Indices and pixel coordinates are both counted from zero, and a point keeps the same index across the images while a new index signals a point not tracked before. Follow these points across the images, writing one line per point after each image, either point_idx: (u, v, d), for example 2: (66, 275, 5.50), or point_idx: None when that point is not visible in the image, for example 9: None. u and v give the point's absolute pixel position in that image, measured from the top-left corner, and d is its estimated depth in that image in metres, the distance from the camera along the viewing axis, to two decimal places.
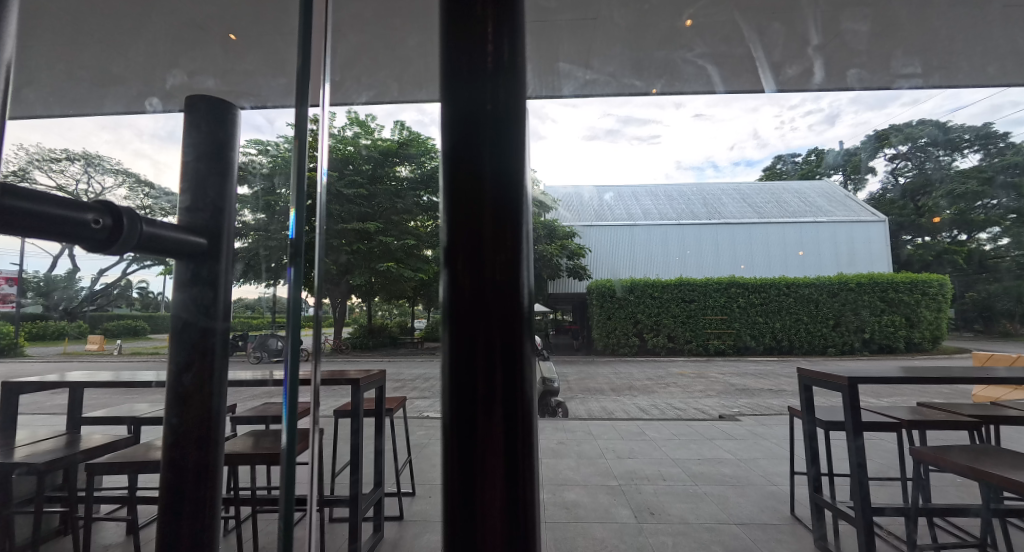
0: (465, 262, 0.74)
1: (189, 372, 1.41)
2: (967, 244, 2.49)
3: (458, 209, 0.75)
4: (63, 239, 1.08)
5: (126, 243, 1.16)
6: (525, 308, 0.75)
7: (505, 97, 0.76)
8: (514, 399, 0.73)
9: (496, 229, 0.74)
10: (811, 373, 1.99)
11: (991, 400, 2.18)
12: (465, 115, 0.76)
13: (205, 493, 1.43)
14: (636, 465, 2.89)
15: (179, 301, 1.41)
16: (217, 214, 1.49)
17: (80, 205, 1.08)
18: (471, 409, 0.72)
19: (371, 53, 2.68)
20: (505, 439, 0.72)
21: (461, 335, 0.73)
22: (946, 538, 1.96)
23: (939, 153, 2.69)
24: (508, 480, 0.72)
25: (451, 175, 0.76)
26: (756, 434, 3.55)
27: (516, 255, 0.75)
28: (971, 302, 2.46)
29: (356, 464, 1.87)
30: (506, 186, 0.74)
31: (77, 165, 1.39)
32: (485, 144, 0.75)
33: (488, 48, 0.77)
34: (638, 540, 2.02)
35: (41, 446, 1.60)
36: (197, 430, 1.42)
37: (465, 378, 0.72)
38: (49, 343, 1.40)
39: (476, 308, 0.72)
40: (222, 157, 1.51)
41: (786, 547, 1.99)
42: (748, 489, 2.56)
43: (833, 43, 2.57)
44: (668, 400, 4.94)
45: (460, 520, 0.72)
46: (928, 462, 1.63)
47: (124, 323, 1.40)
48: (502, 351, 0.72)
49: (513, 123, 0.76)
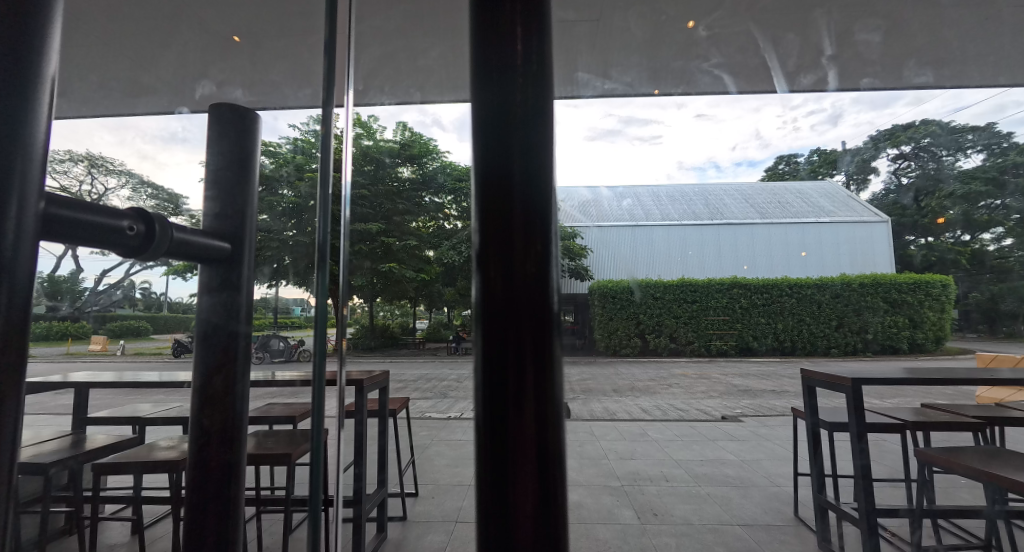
0: (497, 264, 0.74)
1: (219, 375, 1.45)
2: (970, 244, 2.55)
3: (488, 212, 0.75)
4: (101, 246, 1.15)
5: (158, 250, 1.25)
6: (554, 308, 0.75)
7: (532, 98, 0.77)
8: (545, 399, 0.73)
9: (525, 234, 0.74)
10: (814, 371, 1.99)
11: (995, 402, 2.17)
12: (495, 116, 0.76)
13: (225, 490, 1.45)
14: (639, 466, 2.89)
15: (207, 304, 1.48)
16: (240, 221, 1.55)
17: (116, 213, 1.15)
18: (503, 408, 0.72)
19: (392, 62, 2.71)
20: (536, 438, 0.72)
21: (493, 333, 0.74)
22: (950, 540, 1.95)
23: (942, 153, 2.65)
24: (539, 476, 0.72)
25: (482, 178, 0.76)
26: (758, 435, 3.54)
27: (544, 256, 0.74)
28: (975, 303, 2.50)
29: (359, 463, 1.89)
30: (534, 188, 0.74)
31: (80, 166, 1.23)
32: (515, 145, 0.75)
33: (519, 46, 0.78)
34: (642, 541, 2.03)
35: (45, 447, 1.61)
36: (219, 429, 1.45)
37: (495, 378, 0.73)
38: (52, 345, 1.21)
39: (507, 308, 0.73)
40: (243, 164, 1.56)
41: (790, 548, 1.99)
42: (752, 490, 2.56)
43: (845, 55, 2.69)
44: (670, 400, 4.92)
45: (492, 516, 0.73)
46: (935, 464, 1.61)
47: (129, 324, 1.45)
48: (532, 352, 0.72)
49: (539, 123, 0.77)
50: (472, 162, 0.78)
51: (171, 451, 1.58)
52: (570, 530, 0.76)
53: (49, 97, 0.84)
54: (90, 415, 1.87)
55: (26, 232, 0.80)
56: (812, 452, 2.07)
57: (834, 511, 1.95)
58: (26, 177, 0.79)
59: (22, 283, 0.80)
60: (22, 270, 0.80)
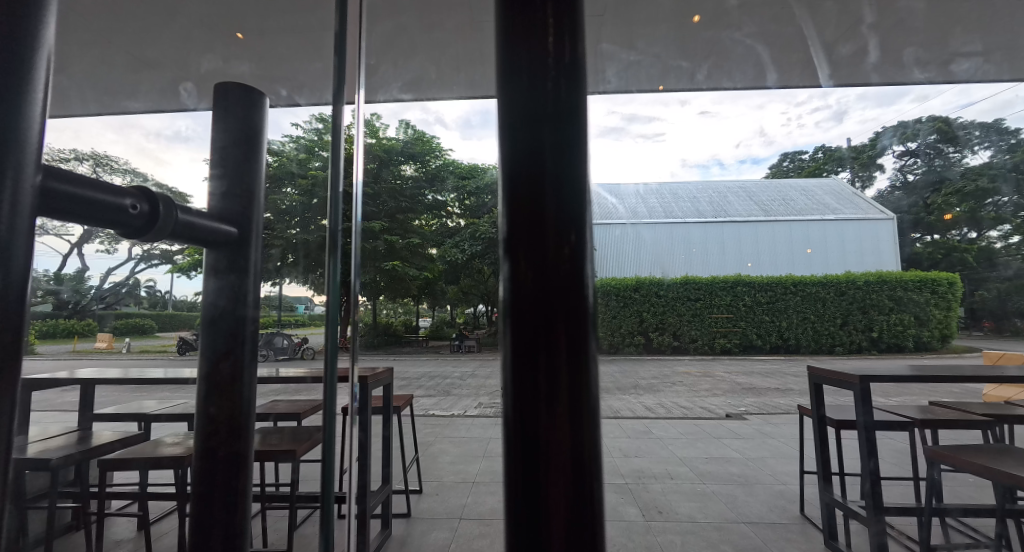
0: (527, 258, 0.73)
1: (226, 361, 1.38)
2: (976, 242, 2.52)
3: (518, 209, 0.75)
4: (102, 226, 1.05)
5: (159, 228, 1.14)
6: (588, 304, 0.74)
7: (565, 97, 0.76)
8: (578, 399, 0.72)
9: (557, 229, 0.73)
10: (817, 368, 2.00)
11: (1003, 399, 2.15)
12: (524, 112, 0.75)
13: (234, 473, 1.42)
14: (643, 464, 2.88)
15: (213, 289, 1.39)
16: (248, 203, 1.45)
17: (119, 190, 1.06)
18: (534, 406, 0.72)
19: (406, 37, 2.69)
20: (569, 437, 0.71)
21: (524, 329, 0.73)
22: (958, 539, 1.94)
23: (950, 149, 2.68)
24: (572, 474, 0.71)
25: (512, 173, 0.75)
26: (763, 433, 3.53)
27: (576, 251, 0.73)
28: (980, 301, 2.45)
29: (363, 462, 1.88)
30: (564, 186, 0.73)
31: (86, 166, 1.24)
32: (547, 140, 0.74)
33: (550, 45, 0.77)
34: (647, 538, 2.02)
35: (52, 442, 1.61)
36: (230, 417, 1.40)
37: (526, 377, 0.72)
38: (58, 341, 1.30)
39: (540, 303, 0.72)
40: (250, 144, 1.45)
41: (796, 547, 1.98)
42: (757, 488, 2.55)
43: (886, 22, 2.61)
44: (674, 398, 4.89)
45: (522, 511, 0.73)
46: (946, 463, 1.60)
47: (135, 323, 1.45)
48: (566, 348, 0.72)
49: (572, 121, 0.76)
50: (500, 159, 0.77)
51: (177, 448, 1.59)
52: (604, 527, 0.75)
53: (45, 75, 0.81)
54: (96, 412, 1.87)
55: (21, 218, 0.77)
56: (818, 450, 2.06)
57: (841, 509, 1.94)
58: (23, 160, 0.76)
59: (19, 271, 0.77)
60: (17, 262, 0.76)
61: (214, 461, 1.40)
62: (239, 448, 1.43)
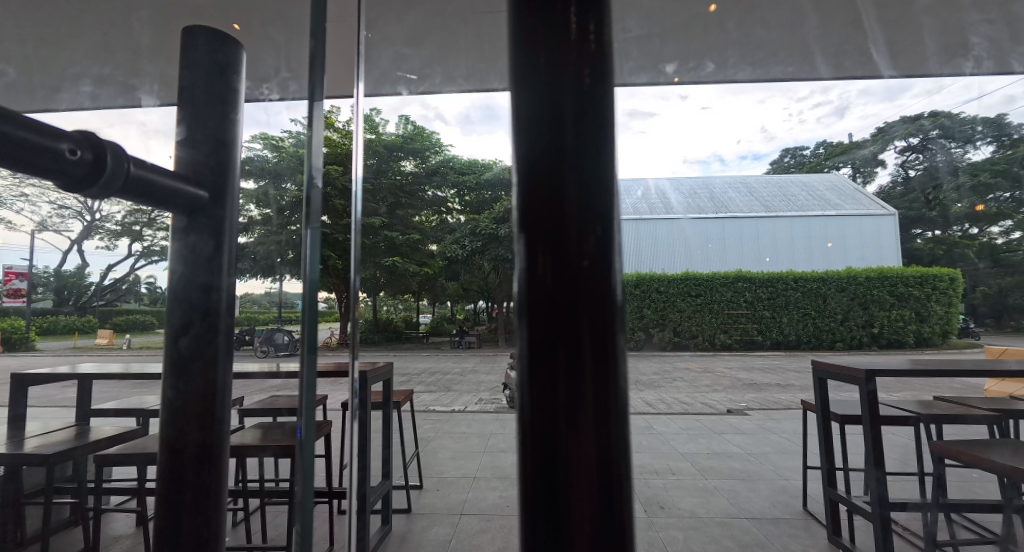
0: (547, 253, 0.62)
1: (190, 349, 1.03)
2: (977, 238, 2.43)
3: (533, 198, 0.64)
4: (28, 173, 0.78)
5: (107, 185, 0.85)
6: (615, 304, 0.64)
7: (588, 70, 0.65)
8: (606, 422, 0.61)
9: (580, 217, 0.62)
10: (826, 364, 1.97)
11: (1007, 395, 2.12)
12: (541, 86, 0.64)
13: (208, 480, 1.06)
14: (645, 460, 2.87)
15: (178, 261, 1.05)
16: (224, 153, 1.09)
17: (48, 129, 0.78)
18: (552, 419, 0.61)
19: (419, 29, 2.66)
20: (597, 469, 0.61)
21: (543, 333, 0.61)
22: (964, 535, 1.92)
23: (950, 144, 2.53)
24: (600, 510, 0.60)
25: (529, 155, 0.64)
26: (765, 429, 3.52)
27: (603, 252, 0.62)
28: (982, 297, 2.34)
29: (361, 458, 1.86)
30: (587, 176, 0.62)
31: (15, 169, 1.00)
32: (569, 122, 0.63)
33: (574, 26, 0.66)
34: (649, 534, 2.01)
35: (51, 436, 1.60)
36: (197, 401, 1.04)
37: (545, 398, 0.61)
38: (60, 337, 1.40)
39: (562, 302, 0.61)
40: (227, 75, 1.11)
41: (800, 543, 1.97)
42: (759, 483, 2.54)
43: None
44: (675, 393, 4.87)
45: (539, 541, 0.61)
46: (951, 458, 1.59)
47: (137, 320, 1.21)
48: (590, 354, 0.61)
49: (596, 96, 0.65)
50: (514, 139, 0.66)
51: None
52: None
53: None
54: (95, 407, 1.86)
55: None
56: (823, 445, 2.06)
57: (845, 505, 1.93)
58: None
59: None
60: None
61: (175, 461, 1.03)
62: (211, 445, 1.06)
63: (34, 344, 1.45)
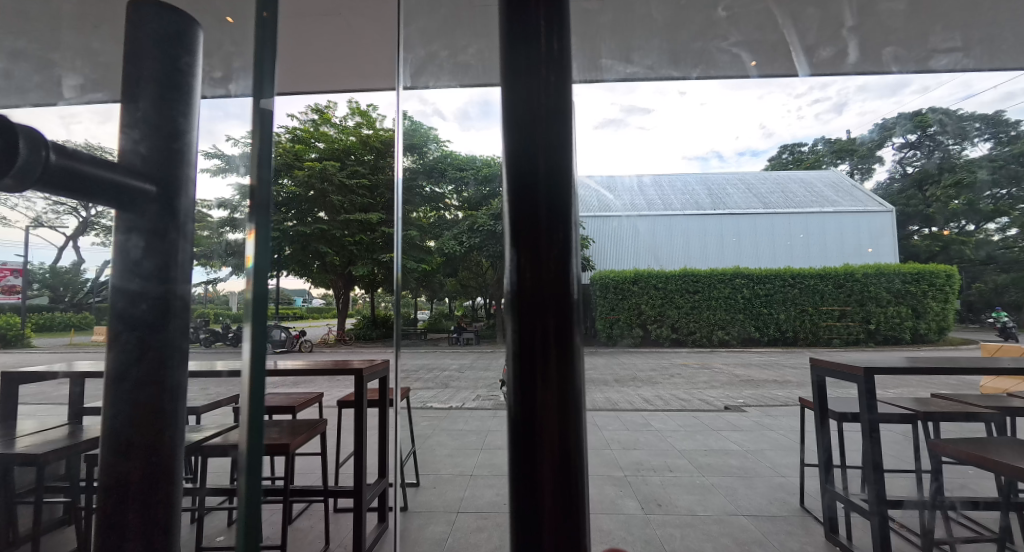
0: (526, 249, 0.65)
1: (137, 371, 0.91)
2: (975, 235, 2.37)
3: (511, 196, 0.67)
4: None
5: (23, 174, 0.74)
6: (577, 295, 0.67)
7: (556, 72, 0.67)
8: (568, 418, 0.66)
9: (551, 212, 0.65)
10: (825, 362, 1.96)
11: (1003, 392, 2.10)
12: (517, 91, 0.67)
13: (160, 514, 0.95)
14: (642, 457, 2.87)
15: (118, 266, 0.91)
16: (168, 141, 0.96)
17: None
18: (529, 399, 0.65)
19: (425, 38, 2.70)
20: (561, 460, 0.66)
21: (521, 320, 0.66)
22: (962, 533, 1.92)
23: (948, 141, 2.58)
24: (563, 478, 0.66)
25: (509, 157, 0.67)
26: (762, 425, 3.53)
27: (569, 254, 0.66)
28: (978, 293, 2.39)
29: (357, 456, 1.85)
30: (559, 178, 0.65)
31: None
32: (541, 124, 0.66)
33: (556, 28, 0.68)
34: (646, 532, 2.01)
35: (45, 435, 1.60)
36: (148, 421, 0.92)
37: (524, 378, 0.66)
38: (58, 335, 1.31)
39: (538, 292, 0.65)
40: (172, 49, 0.98)
41: (796, 540, 1.98)
42: (757, 480, 2.55)
43: (867, 24, 2.31)
44: (674, 389, 4.85)
45: (518, 505, 0.67)
46: (948, 456, 1.59)
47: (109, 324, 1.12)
48: (557, 339, 0.65)
49: (565, 99, 0.68)
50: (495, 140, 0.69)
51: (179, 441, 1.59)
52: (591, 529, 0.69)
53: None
54: None
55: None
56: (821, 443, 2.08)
57: (843, 503, 1.95)
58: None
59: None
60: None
61: (118, 494, 0.91)
62: (161, 476, 0.94)
63: (29, 341, 1.43)
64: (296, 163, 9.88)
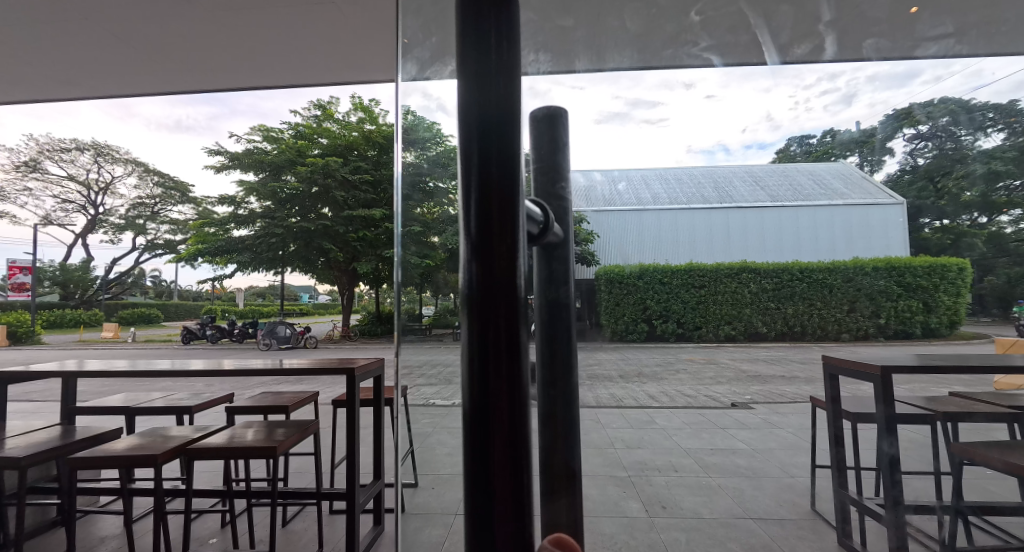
0: (475, 241, 0.56)
1: None
2: (986, 227, 2.20)
3: (465, 179, 0.58)
4: None
5: None
6: (524, 298, 0.59)
7: (506, 43, 0.60)
8: (516, 441, 0.58)
9: (500, 200, 0.55)
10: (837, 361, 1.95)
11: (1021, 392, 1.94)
12: (471, 63, 0.60)
13: None
14: (646, 456, 2.83)
15: None
16: None
17: None
18: (481, 411, 0.57)
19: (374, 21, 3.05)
20: (510, 489, 0.57)
21: (471, 325, 0.57)
22: (984, 541, 1.87)
23: (959, 131, 2.23)
24: (514, 509, 0.57)
25: (461, 133, 0.59)
26: (770, 424, 3.47)
27: (522, 260, 0.58)
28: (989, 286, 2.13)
29: (350, 460, 1.81)
30: (511, 163, 0.57)
31: None
32: (490, 96, 0.57)
33: (509, 13, 0.61)
34: (650, 536, 1.98)
35: None
36: None
37: (476, 391, 0.57)
38: None
39: (487, 293, 0.56)
40: None
41: (806, 544, 1.94)
42: (764, 482, 2.53)
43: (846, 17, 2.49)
44: None
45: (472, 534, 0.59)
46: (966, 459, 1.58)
47: None
48: (506, 346, 0.56)
49: (515, 73, 0.60)
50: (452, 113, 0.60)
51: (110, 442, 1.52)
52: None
53: None
54: None
55: None
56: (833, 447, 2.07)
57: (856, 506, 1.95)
58: None
59: None
60: None
61: None
62: None
63: None
64: (299, 161, 10.52)
